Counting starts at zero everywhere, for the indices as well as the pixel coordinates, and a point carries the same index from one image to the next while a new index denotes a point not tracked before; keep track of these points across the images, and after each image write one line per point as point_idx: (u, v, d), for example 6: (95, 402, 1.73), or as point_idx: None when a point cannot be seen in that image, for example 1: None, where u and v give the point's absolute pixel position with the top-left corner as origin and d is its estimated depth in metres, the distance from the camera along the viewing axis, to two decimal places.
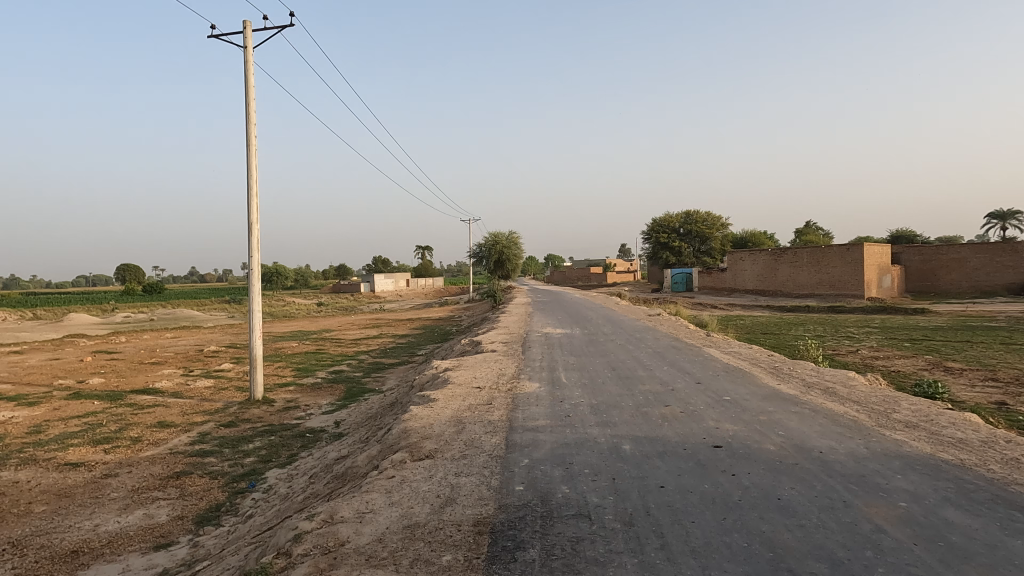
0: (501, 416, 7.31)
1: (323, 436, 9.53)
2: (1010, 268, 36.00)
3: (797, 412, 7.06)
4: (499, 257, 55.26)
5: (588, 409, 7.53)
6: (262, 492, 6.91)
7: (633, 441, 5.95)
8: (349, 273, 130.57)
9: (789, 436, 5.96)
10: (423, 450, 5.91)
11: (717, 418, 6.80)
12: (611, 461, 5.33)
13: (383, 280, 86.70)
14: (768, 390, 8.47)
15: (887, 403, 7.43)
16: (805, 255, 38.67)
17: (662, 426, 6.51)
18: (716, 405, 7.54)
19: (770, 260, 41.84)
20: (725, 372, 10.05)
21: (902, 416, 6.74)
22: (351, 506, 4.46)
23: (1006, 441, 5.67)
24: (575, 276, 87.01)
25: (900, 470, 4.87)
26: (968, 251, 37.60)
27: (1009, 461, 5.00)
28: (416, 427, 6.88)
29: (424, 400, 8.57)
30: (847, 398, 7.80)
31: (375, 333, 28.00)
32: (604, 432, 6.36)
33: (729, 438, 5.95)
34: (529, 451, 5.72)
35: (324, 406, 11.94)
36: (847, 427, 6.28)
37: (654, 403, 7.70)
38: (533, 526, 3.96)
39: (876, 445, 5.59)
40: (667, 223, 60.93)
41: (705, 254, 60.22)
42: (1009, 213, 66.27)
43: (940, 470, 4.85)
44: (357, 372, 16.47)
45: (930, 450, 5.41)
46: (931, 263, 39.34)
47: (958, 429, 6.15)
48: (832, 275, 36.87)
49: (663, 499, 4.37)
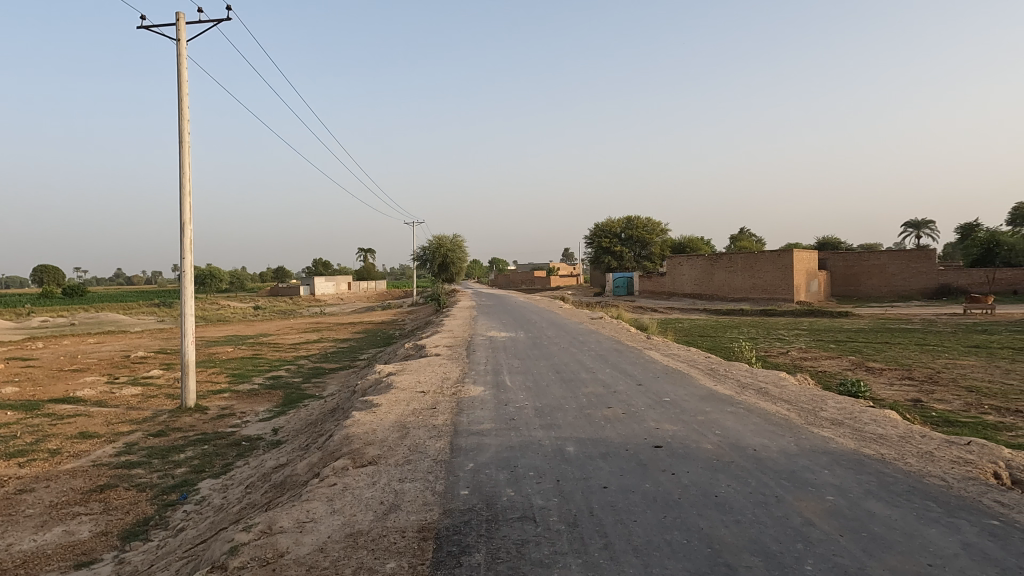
0: (446, 420, 7.27)
1: (260, 444, 9.21)
2: (924, 273, 38.81)
3: (732, 411, 7.32)
4: (443, 260, 54.80)
5: (533, 412, 7.58)
6: (194, 504, 6.62)
7: (577, 443, 6.02)
8: (289, 276, 127.50)
9: (726, 436, 6.16)
10: (366, 456, 5.79)
11: (657, 419, 6.99)
12: (556, 462, 5.39)
13: (325, 282, 84.85)
14: (705, 390, 8.76)
15: (815, 402, 7.82)
16: (739, 260, 40.20)
17: (605, 428, 6.61)
18: (657, 405, 7.74)
19: (707, 265, 43.18)
20: (664, 373, 10.35)
21: (828, 414, 7.11)
22: (291, 516, 4.34)
23: (920, 435, 6.07)
24: (520, 279, 88.38)
25: (827, 465, 5.12)
26: (887, 258, 40.01)
27: (924, 455, 5.36)
28: (359, 433, 6.75)
29: (368, 405, 8.43)
30: (778, 397, 8.16)
31: (315, 338, 27.33)
32: (549, 434, 6.42)
33: (669, 438, 6.11)
34: (474, 455, 5.71)
35: (261, 413, 11.51)
36: (778, 425, 6.56)
37: (597, 405, 7.83)
38: (478, 529, 3.96)
39: (805, 442, 5.87)
40: (609, 228, 62.08)
41: (646, 258, 61.80)
42: (923, 223, 71.30)
43: (863, 464, 5.13)
44: (296, 377, 16.01)
45: (854, 445, 5.74)
46: (855, 269, 41.20)
47: (879, 425, 6.54)
48: (765, 280, 38.48)
49: (607, 499, 4.44)
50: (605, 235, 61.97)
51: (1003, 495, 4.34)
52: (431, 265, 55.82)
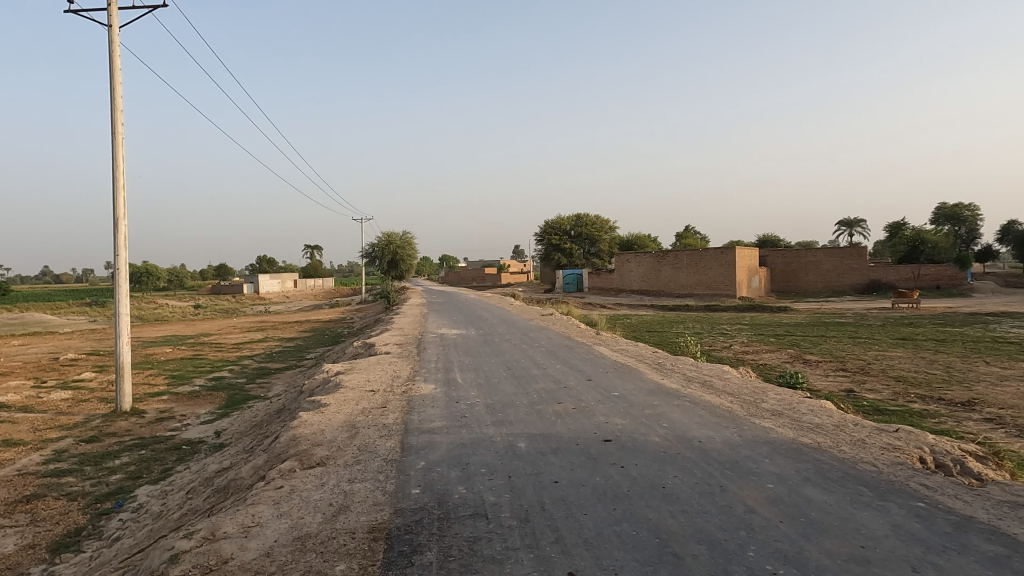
0: (396, 419, 7.19)
1: (202, 448, 8.88)
2: (856, 269, 40.72)
3: (678, 404, 7.51)
4: (392, 257, 54.15)
5: (484, 409, 7.58)
6: (131, 512, 6.33)
7: (529, 439, 6.06)
8: (231, 274, 123.46)
9: (672, 428, 6.32)
10: (314, 457, 5.68)
11: (607, 413, 7.10)
12: (508, 459, 5.41)
13: (269, 281, 82.58)
14: (652, 384, 8.96)
15: (756, 393, 8.12)
16: (684, 257, 41.26)
17: (556, 423, 6.68)
18: (606, 400, 7.87)
19: (654, 262, 44.14)
20: (613, 368, 10.53)
21: (768, 405, 7.40)
22: (236, 520, 4.21)
23: (853, 423, 6.39)
24: (470, 277, 88.27)
25: (767, 455, 5.32)
26: (822, 255, 41.78)
27: (857, 442, 5.63)
28: (306, 434, 6.59)
29: (315, 405, 8.25)
30: (721, 390, 8.42)
31: (259, 337, 26.53)
32: (500, 430, 6.43)
33: (618, 432, 6.22)
34: (425, 453, 5.67)
35: (203, 415, 11.12)
36: (722, 417, 6.78)
37: (548, 400, 7.90)
38: (429, 528, 3.93)
39: (747, 433, 6.08)
40: (559, 225, 62.66)
41: (595, 255, 62.69)
42: (855, 222, 75.00)
43: (801, 453, 5.36)
44: (240, 377, 15.52)
45: (792, 435, 5.98)
46: (793, 266, 42.87)
47: (815, 414, 6.84)
48: (709, 277, 39.61)
49: (558, 493, 4.49)
50: (555, 232, 62.50)
51: (927, 478, 4.61)
52: (380, 262, 55.01)
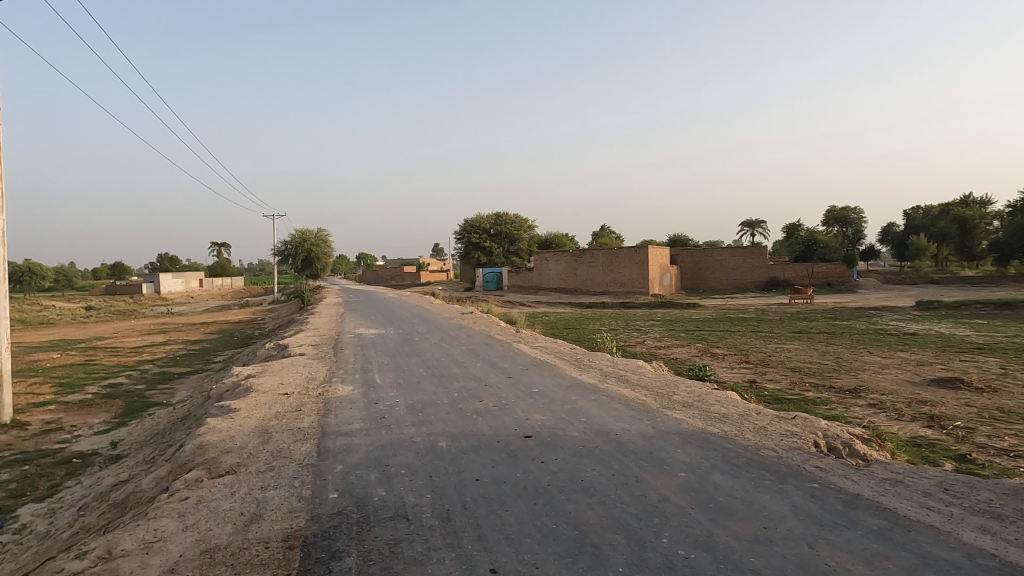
0: (312, 422, 6.96)
1: (96, 461, 8.23)
2: (758, 267, 43.31)
3: (596, 399, 7.72)
4: (306, 255, 52.26)
5: (403, 409, 7.48)
6: (12, 534, 5.77)
7: (450, 438, 6.03)
8: (128, 273, 115.06)
9: (590, 422, 6.48)
10: (223, 465, 5.40)
11: (527, 410, 7.19)
12: (429, 459, 5.36)
13: (172, 280, 77.61)
14: (571, 380, 9.15)
15: (668, 386, 8.49)
16: (600, 256, 42.37)
17: (477, 421, 6.69)
18: (526, 397, 7.96)
19: (571, 261, 45.05)
20: (533, 365, 10.67)
21: (679, 397, 7.75)
22: (135, 536, 3.93)
23: (756, 412, 6.80)
24: (389, 275, 86.72)
25: (679, 444, 5.57)
26: (728, 254, 44.12)
27: (759, 430, 6.00)
28: (214, 441, 6.26)
29: (224, 411, 7.85)
30: (636, 384, 8.73)
31: (161, 340, 24.87)
32: (421, 430, 6.36)
33: (538, 428, 6.31)
34: (343, 457, 5.53)
35: (96, 425, 10.31)
36: (637, 410, 7.03)
37: (469, 399, 7.90)
38: (348, 533, 3.84)
39: (660, 424, 6.34)
40: (478, 223, 62.69)
41: (514, 254, 63.25)
42: (757, 223, 79.80)
43: (709, 441, 5.64)
44: (139, 383, 14.51)
45: (702, 425, 6.29)
46: (701, 264, 45.02)
47: (723, 405, 7.23)
48: (624, 275, 40.91)
49: (479, 491, 4.50)
50: (475, 230, 62.45)
51: (820, 461, 4.99)
52: (294, 261, 52.93)
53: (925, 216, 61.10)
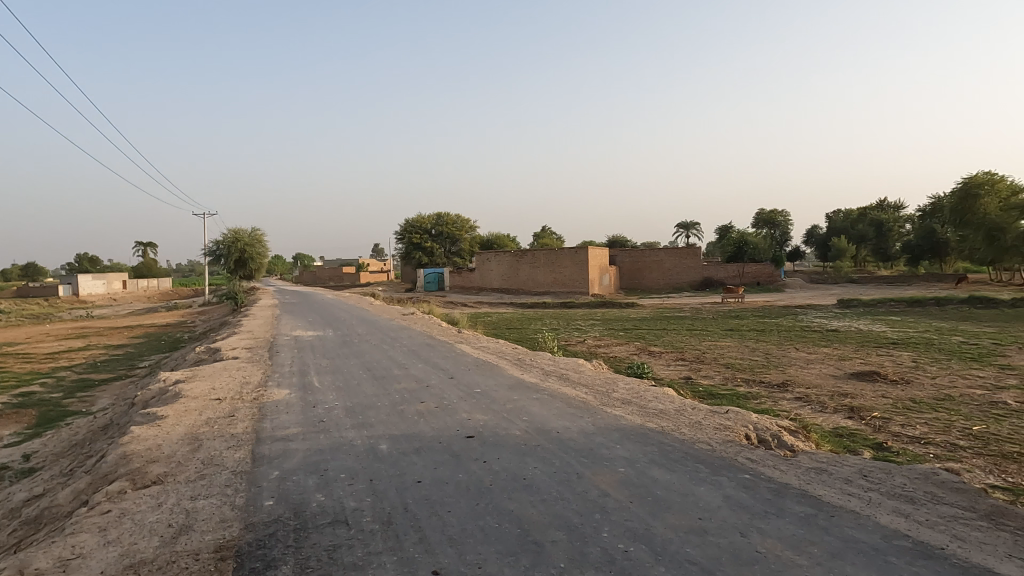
0: (246, 428, 6.71)
1: (5, 476, 7.65)
2: (693, 268, 44.77)
3: (538, 398, 7.79)
4: (239, 255, 50.35)
5: (343, 412, 7.31)
6: None
7: (391, 440, 5.95)
8: (42, 274, 107.84)
9: (532, 421, 6.53)
10: (149, 475, 5.13)
11: (469, 410, 7.17)
12: (369, 462, 5.26)
13: (91, 281, 73.21)
14: (513, 379, 9.19)
15: (608, 384, 8.65)
16: (541, 256, 42.73)
17: (418, 423, 6.62)
18: (468, 397, 7.94)
19: (513, 261, 45.24)
20: (475, 365, 10.65)
21: (618, 394, 7.91)
22: (50, 554, 3.68)
23: (692, 407, 7.03)
24: (327, 276, 84.74)
25: (619, 441, 5.68)
26: (664, 254, 45.37)
27: (695, 424, 6.20)
28: (139, 451, 5.93)
29: (149, 418, 7.45)
30: (577, 382, 8.87)
31: (79, 345, 23.38)
32: (361, 433, 6.25)
33: (480, 428, 6.31)
34: (279, 462, 5.35)
35: (5, 437, 9.58)
36: (578, 408, 7.13)
37: (410, 400, 7.80)
38: (285, 541, 3.72)
39: (600, 421, 6.45)
40: (419, 223, 62.04)
41: (456, 254, 63.01)
42: (691, 225, 82.51)
43: (647, 437, 5.79)
44: (55, 392, 13.60)
45: (640, 421, 6.45)
46: (639, 264, 46.10)
47: (660, 401, 7.43)
48: (564, 275, 41.41)
49: (421, 494, 4.45)
50: (415, 231, 61.76)
51: (751, 453, 5.20)
52: (226, 261, 50.87)
53: (844, 219, 64.59)
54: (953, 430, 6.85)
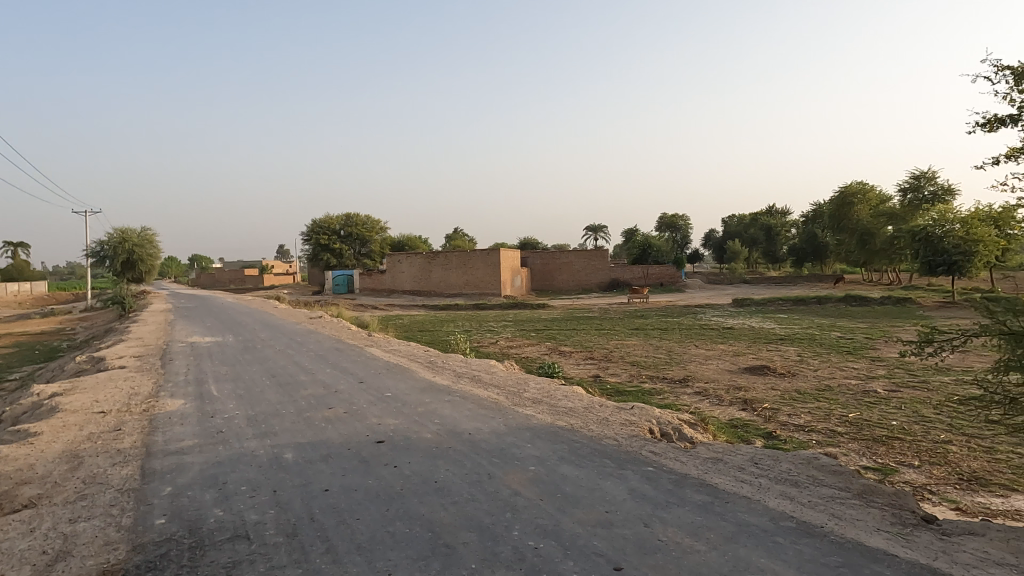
0: (135, 442, 6.24)
1: None
2: (601, 269, 46.19)
3: (449, 400, 7.76)
4: (127, 256, 46.65)
5: (244, 421, 6.96)
6: None
7: (296, 449, 5.73)
8: None
9: (444, 423, 6.50)
10: (20, 499, 4.66)
11: (379, 415, 7.03)
12: (272, 473, 5.04)
13: None
14: (425, 382, 9.11)
15: (519, 384, 8.76)
16: (454, 258, 42.60)
17: (326, 430, 6.42)
18: (378, 401, 7.78)
19: (424, 263, 44.78)
20: (385, 369, 10.46)
21: (529, 394, 8.03)
22: None
23: (600, 404, 7.26)
24: (227, 279, 80.33)
25: (529, 440, 5.77)
26: (574, 256, 46.50)
27: (602, 421, 6.41)
28: (7, 472, 5.37)
29: (20, 435, 6.76)
30: (489, 383, 8.91)
31: None
32: (264, 443, 5.97)
33: (390, 432, 6.20)
34: (172, 477, 5.02)
35: None
36: (489, 409, 7.17)
37: (317, 407, 7.55)
38: (179, 560, 3.49)
39: (512, 421, 6.52)
40: (327, 224, 59.98)
41: (365, 256, 61.62)
42: (599, 228, 85.18)
43: (557, 435, 5.91)
44: None
45: (550, 419, 6.58)
46: (550, 266, 47.00)
47: (570, 399, 7.61)
48: (477, 277, 41.53)
49: (328, 502, 4.32)
50: (324, 232, 59.41)
51: (654, 446, 5.43)
52: (111, 263, 46.95)
53: (738, 223, 68.69)
54: (832, 417, 7.47)
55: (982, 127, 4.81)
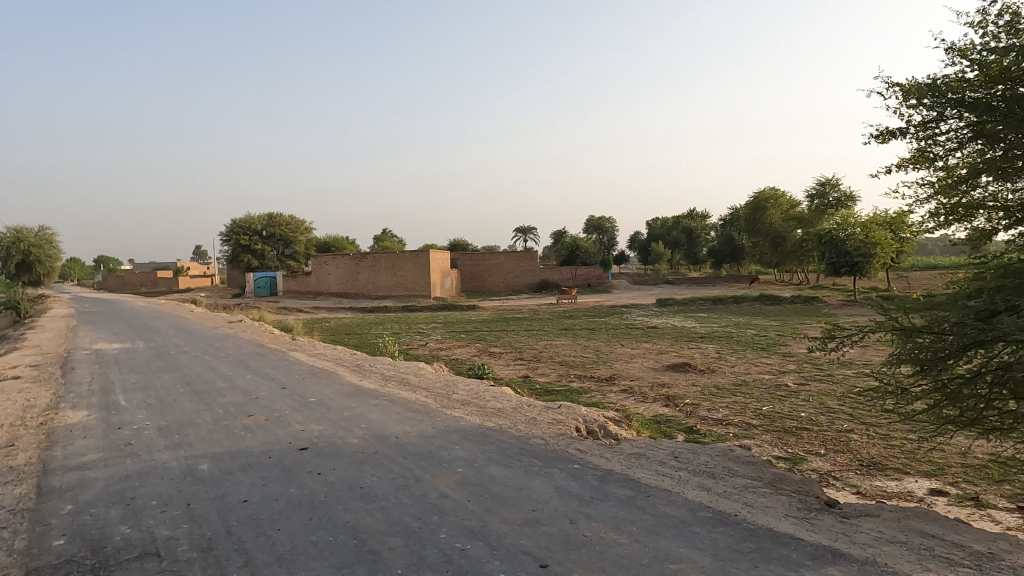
0: (31, 458, 5.76)
1: None
2: (530, 271, 46.66)
3: (376, 404, 7.62)
4: (23, 258, 43.08)
5: (155, 432, 6.57)
6: None
7: (213, 459, 5.47)
8: None
9: (370, 428, 6.38)
10: None
11: (302, 421, 6.81)
12: (186, 485, 4.79)
13: None
14: (351, 386, 8.90)
15: (448, 386, 8.72)
16: (382, 260, 41.89)
17: (245, 438, 6.16)
18: (301, 407, 7.54)
19: (351, 265, 43.74)
20: (310, 374, 10.15)
21: (459, 396, 8.01)
22: None
23: (528, 405, 7.33)
24: (138, 281, 75.65)
25: (457, 442, 5.75)
26: (504, 258, 46.74)
27: (530, 420, 6.47)
28: None
29: None
30: (417, 386, 8.82)
31: None
32: (176, 454, 5.66)
33: (314, 439, 6.02)
34: (73, 495, 4.68)
35: None
36: (417, 412, 7.10)
37: (236, 415, 7.23)
38: None
39: (440, 424, 6.48)
40: (248, 224, 57.46)
41: (289, 257, 59.62)
42: (529, 230, 86.06)
43: (485, 436, 5.92)
44: None
45: (479, 421, 6.59)
46: (480, 267, 47.04)
47: (498, 400, 7.65)
48: (406, 279, 41.06)
49: (248, 513, 4.15)
50: (244, 232, 57.00)
51: (581, 444, 5.55)
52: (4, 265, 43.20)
53: (661, 225, 70.92)
54: (748, 410, 7.87)
55: (876, 138, 5.21)
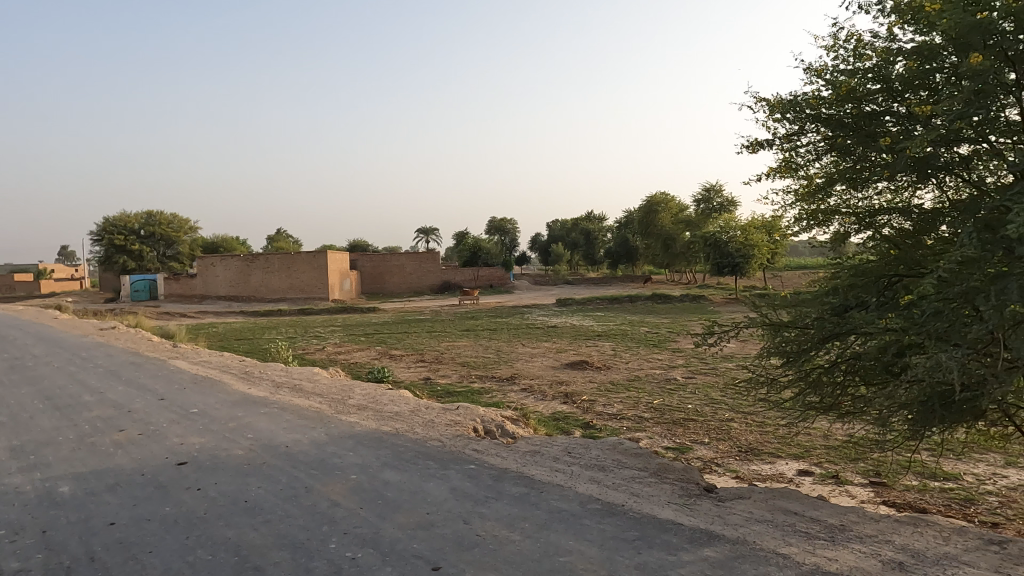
0: None
1: None
2: (432, 272, 46.28)
3: (266, 412, 7.26)
4: None
5: (5, 454, 5.88)
6: None
7: (76, 480, 4.99)
8: None
9: (258, 438, 6.07)
10: None
11: (182, 434, 6.36)
12: (42, 511, 4.33)
13: None
14: (239, 395, 8.42)
15: (345, 391, 8.47)
16: (276, 261, 39.99)
17: (115, 455, 5.66)
18: (181, 419, 7.04)
19: (242, 266, 41.39)
20: (192, 383, 9.49)
21: (355, 400, 7.80)
22: None
23: (426, 407, 7.26)
24: None
25: (352, 448, 5.60)
26: (405, 259, 46.06)
27: (428, 423, 6.42)
28: None
29: None
30: (312, 392, 8.50)
31: None
32: (31, 477, 5.10)
33: (194, 452, 5.64)
34: None
35: None
36: (310, 419, 6.84)
37: (105, 430, 6.63)
38: None
39: (334, 430, 6.27)
40: (123, 222, 52.88)
41: (172, 258, 55.51)
42: (431, 231, 85.42)
43: (381, 441, 5.80)
44: None
45: (375, 425, 6.44)
46: (380, 268, 46.07)
47: (396, 404, 7.53)
48: (302, 280, 39.47)
49: (115, 537, 3.82)
50: (118, 231, 52.42)
51: (478, 444, 5.57)
52: None
53: (560, 227, 72.72)
54: (640, 404, 8.23)
55: (747, 148, 5.61)
